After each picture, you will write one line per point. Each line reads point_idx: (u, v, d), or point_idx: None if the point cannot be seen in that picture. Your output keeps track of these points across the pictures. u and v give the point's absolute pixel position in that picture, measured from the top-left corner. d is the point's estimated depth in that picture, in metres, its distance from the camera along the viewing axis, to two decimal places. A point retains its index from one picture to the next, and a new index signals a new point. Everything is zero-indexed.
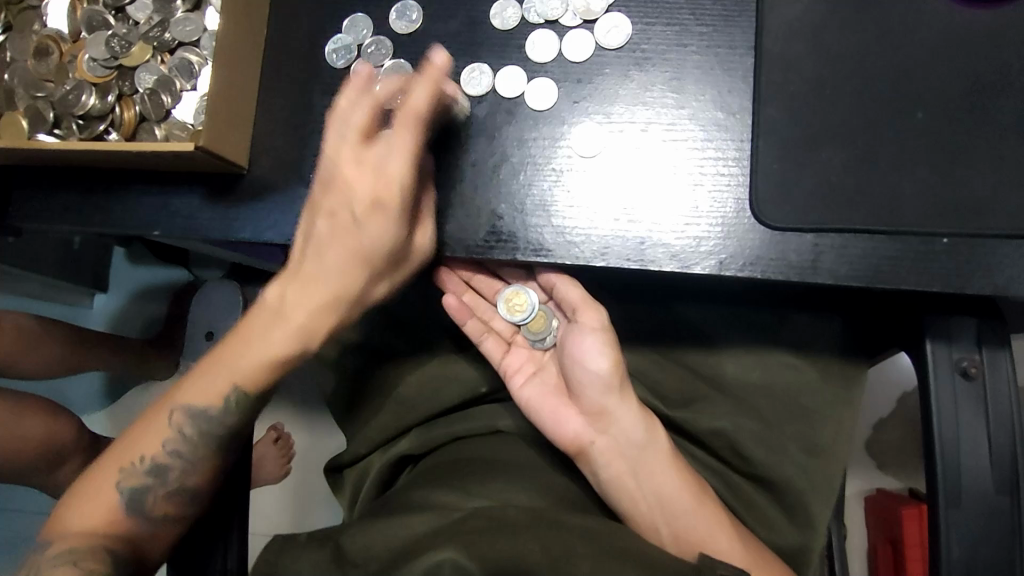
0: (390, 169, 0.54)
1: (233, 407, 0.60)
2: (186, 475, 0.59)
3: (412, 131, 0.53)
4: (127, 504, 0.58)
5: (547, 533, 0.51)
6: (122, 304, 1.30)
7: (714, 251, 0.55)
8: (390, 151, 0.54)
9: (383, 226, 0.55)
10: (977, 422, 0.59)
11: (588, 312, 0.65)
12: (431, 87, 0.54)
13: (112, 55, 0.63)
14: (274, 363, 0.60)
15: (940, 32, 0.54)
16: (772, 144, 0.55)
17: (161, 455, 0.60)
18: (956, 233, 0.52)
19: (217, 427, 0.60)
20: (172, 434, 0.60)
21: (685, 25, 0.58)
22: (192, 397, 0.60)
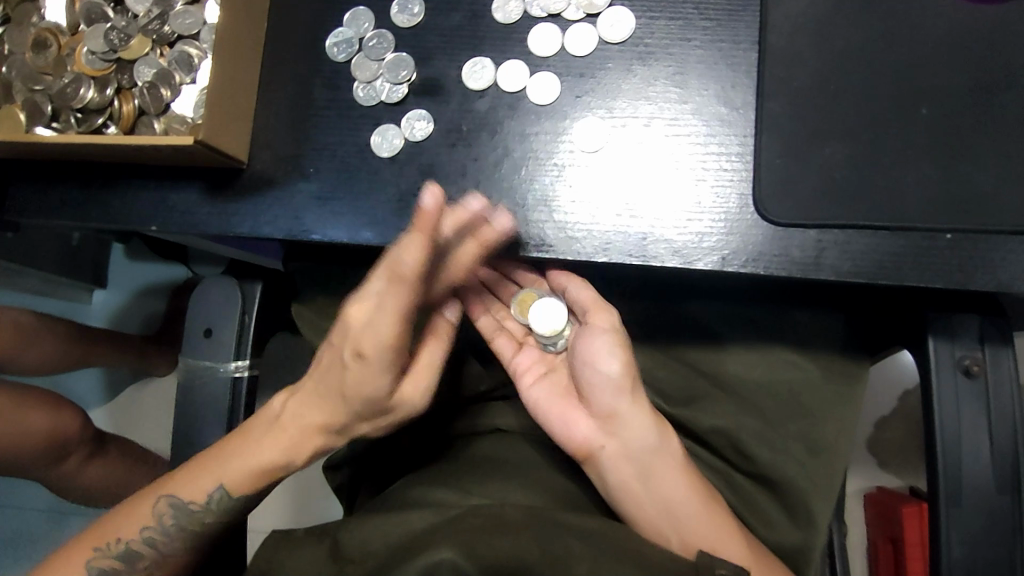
0: (375, 326, 0.50)
1: (213, 505, 0.59)
2: (157, 565, 0.60)
3: (400, 294, 0.49)
4: None
5: (546, 533, 0.50)
6: (122, 300, 1.30)
7: (717, 247, 0.55)
8: (375, 315, 0.50)
9: (365, 377, 0.52)
10: (978, 421, 0.58)
11: (599, 313, 0.64)
12: (422, 251, 0.47)
13: (112, 48, 0.62)
14: (262, 472, 0.59)
15: (945, 26, 0.54)
16: (775, 139, 0.55)
17: (135, 544, 0.59)
18: (959, 229, 0.52)
19: (196, 523, 0.60)
20: (149, 525, 0.59)
21: (688, 19, 0.58)
22: (178, 489, 0.59)
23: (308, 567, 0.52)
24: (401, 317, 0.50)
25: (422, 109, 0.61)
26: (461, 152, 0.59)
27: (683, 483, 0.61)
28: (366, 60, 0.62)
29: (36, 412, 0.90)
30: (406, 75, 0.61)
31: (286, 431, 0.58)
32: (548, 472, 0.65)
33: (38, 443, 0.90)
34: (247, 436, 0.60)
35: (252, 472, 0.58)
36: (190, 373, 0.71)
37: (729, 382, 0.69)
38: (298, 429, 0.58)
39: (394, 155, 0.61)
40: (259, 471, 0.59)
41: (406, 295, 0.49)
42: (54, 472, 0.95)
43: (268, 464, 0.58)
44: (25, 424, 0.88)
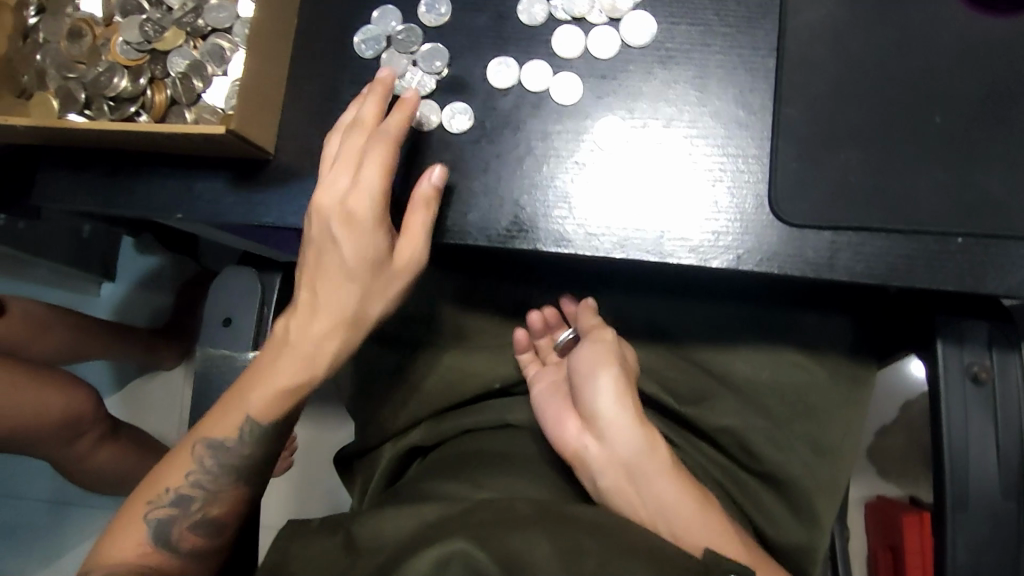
0: (363, 181, 0.56)
1: (248, 437, 0.60)
2: (208, 506, 0.60)
3: (366, 140, 0.57)
4: (155, 535, 0.59)
5: (558, 524, 0.51)
6: (131, 293, 1.30)
7: (733, 247, 0.56)
8: (361, 175, 0.56)
9: (359, 243, 0.57)
10: (985, 425, 0.60)
11: (606, 331, 0.68)
12: (379, 101, 0.58)
13: (146, 39, 0.64)
14: (281, 393, 0.60)
15: (958, 38, 0.56)
16: (792, 143, 0.57)
17: (185, 487, 0.60)
18: (971, 234, 0.53)
19: (238, 457, 0.60)
20: (193, 466, 0.60)
21: (709, 26, 0.59)
22: (211, 430, 0.60)
23: (323, 560, 0.53)
24: (390, 170, 0.56)
25: (463, 103, 0.62)
26: (485, 148, 0.61)
27: (673, 484, 0.59)
28: (395, 56, 0.64)
29: (48, 398, 0.90)
30: (440, 66, 0.62)
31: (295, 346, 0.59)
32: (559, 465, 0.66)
33: (47, 427, 0.90)
34: (265, 365, 0.61)
35: (274, 392, 0.59)
36: (209, 362, 0.72)
37: (739, 383, 0.70)
38: (309, 343, 0.60)
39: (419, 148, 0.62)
40: (283, 392, 0.59)
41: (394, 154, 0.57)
42: (66, 456, 0.97)
43: (288, 380, 0.59)
44: (37, 409, 0.89)
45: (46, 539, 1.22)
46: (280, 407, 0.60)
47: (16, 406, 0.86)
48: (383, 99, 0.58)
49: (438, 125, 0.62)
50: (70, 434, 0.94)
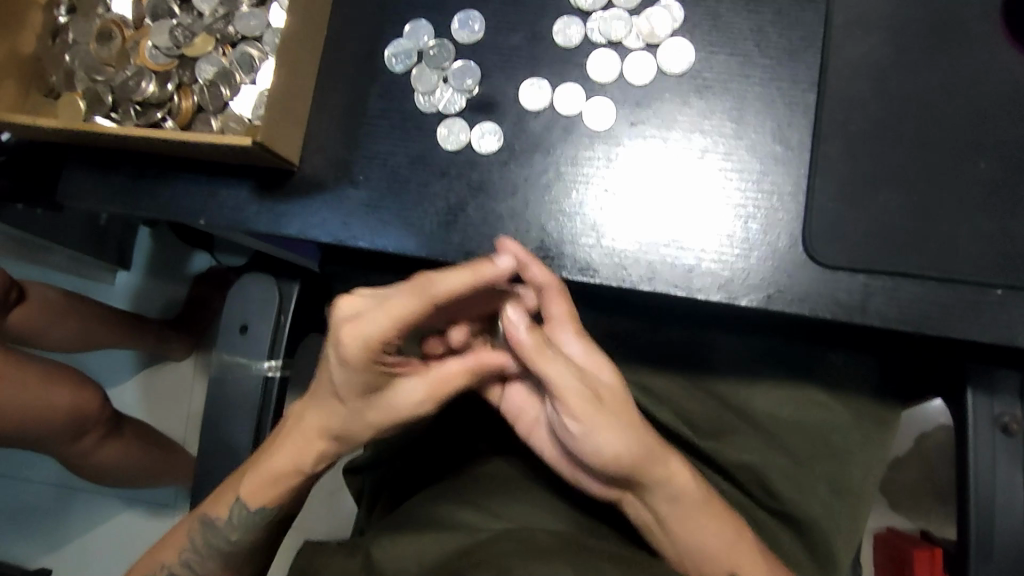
0: (365, 319, 0.49)
1: (236, 521, 0.62)
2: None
3: (412, 297, 0.48)
4: None
5: (579, 557, 0.51)
6: (144, 283, 1.30)
7: (762, 285, 0.55)
8: (370, 310, 0.49)
9: (354, 380, 0.52)
10: (1013, 477, 0.58)
11: (587, 410, 0.55)
12: (468, 280, 0.49)
13: (176, 44, 0.63)
14: (276, 479, 0.61)
15: (1009, 82, 0.54)
16: (829, 181, 0.55)
17: (177, 566, 0.64)
18: (1011, 285, 0.52)
19: (222, 542, 0.63)
20: (184, 546, 0.64)
21: (749, 56, 0.58)
22: (208, 507, 0.63)
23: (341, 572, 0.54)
24: (401, 327, 0.49)
25: (493, 123, 0.61)
26: (513, 171, 0.60)
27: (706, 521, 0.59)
28: (426, 71, 0.63)
29: (55, 392, 0.89)
30: (471, 85, 0.61)
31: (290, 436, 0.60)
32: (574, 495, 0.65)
33: (52, 423, 0.90)
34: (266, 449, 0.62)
35: (264, 480, 0.61)
36: (223, 368, 0.71)
37: (759, 418, 0.69)
38: (303, 434, 0.60)
39: (445, 168, 0.61)
40: (271, 479, 0.60)
41: (414, 310, 0.48)
42: (71, 452, 0.97)
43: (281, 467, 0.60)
44: (44, 402, 0.88)
45: (48, 524, 1.22)
46: (269, 498, 0.61)
47: (26, 398, 0.86)
48: (472, 282, 0.49)
49: (467, 145, 0.61)
50: (76, 429, 0.94)
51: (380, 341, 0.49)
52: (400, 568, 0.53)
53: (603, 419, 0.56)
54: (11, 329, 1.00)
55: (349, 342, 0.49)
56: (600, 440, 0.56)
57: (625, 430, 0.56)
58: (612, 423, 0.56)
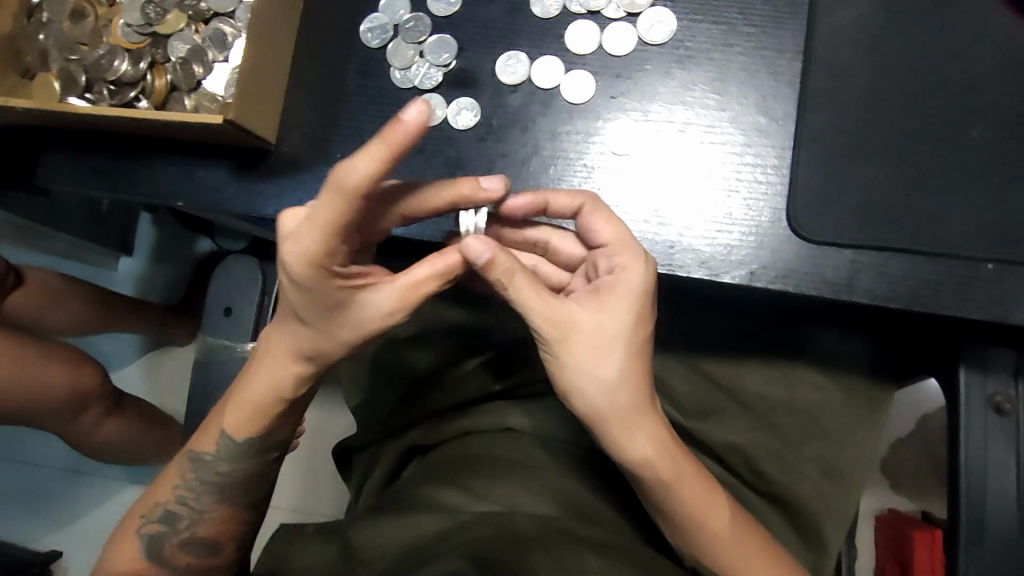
0: (299, 234, 0.45)
1: (225, 455, 0.58)
2: (197, 524, 0.59)
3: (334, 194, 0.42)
4: (147, 547, 0.59)
5: (557, 545, 0.51)
6: (146, 270, 1.28)
7: (745, 261, 0.53)
8: (302, 224, 0.44)
9: (309, 301, 0.49)
10: (1006, 456, 0.56)
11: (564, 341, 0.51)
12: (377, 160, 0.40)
13: (147, 21, 0.62)
14: (260, 411, 0.57)
15: (1000, 48, 0.52)
16: (814, 153, 0.53)
17: (172, 504, 0.60)
18: (1001, 259, 0.50)
19: (216, 475, 0.59)
20: (177, 482, 0.59)
21: (732, 24, 0.56)
22: (195, 443, 0.59)
23: (318, 566, 0.53)
24: (335, 229, 0.43)
25: (470, 98, 0.59)
26: (491, 146, 0.58)
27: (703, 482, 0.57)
28: (402, 46, 0.61)
29: (47, 367, 0.88)
30: (447, 59, 0.60)
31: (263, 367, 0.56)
32: (565, 469, 0.64)
33: (48, 400, 0.89)
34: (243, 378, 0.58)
35: (247, 411, 0.57)
36: (208, 351, 0.71)
37: (749, 399, 0.68)
38: (278, 359, 0.55)
39: (421, 145, 0.59)
40: (252, 408, 0.57)
41: (347, 210, 0.42)
42: (72, 429, 0.97)
43: (258, 394, 0.56)
44: (39, 377, 0.87)
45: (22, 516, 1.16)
46: (254, 430, 0.57)
47: (23, 377, 0.85)
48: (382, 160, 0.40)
49: (443, 121, 0.59)
50: (74, 406, 0.94)
51: (322, 255, 0.45)
52: (379, 555, 0.53)
53: (577, 353, 0.52)
54: (12, 313, 0.99)
55: (291, 262, 0.46)
56: (570, 376, 0.52)
57: (607, 369, 0.52)
58: (590, 357, 0.52)
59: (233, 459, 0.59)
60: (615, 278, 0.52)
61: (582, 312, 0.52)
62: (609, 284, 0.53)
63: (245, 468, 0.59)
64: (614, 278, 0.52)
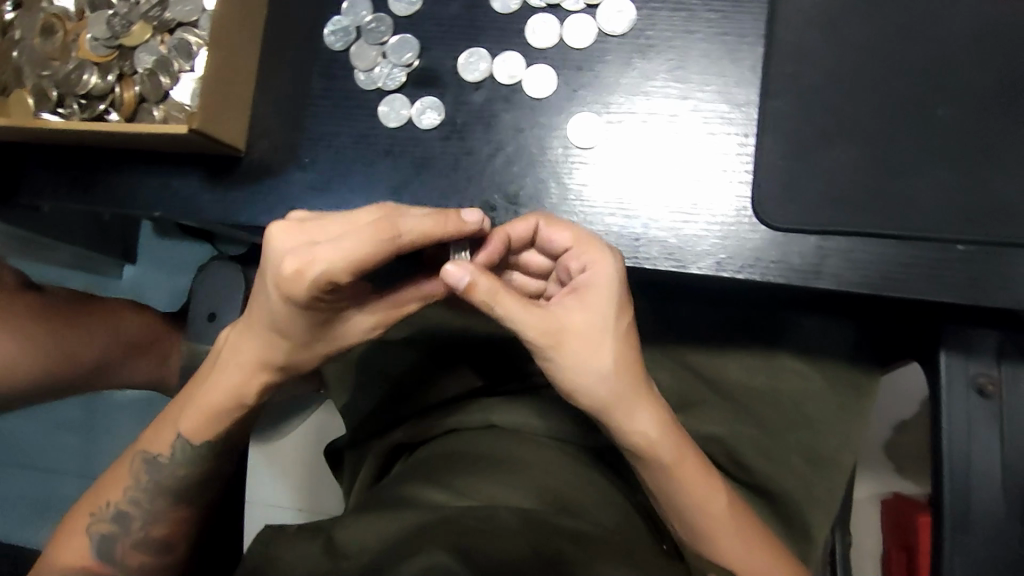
0: (319, 255, 0.46)
1: (179, 456, 0.59)
2: (150, 525, 0.60)
3: (373, 238, 0.45)
4: (97, 548, 0.59)
5: (539, 536, 0.51)
6: (152, 276, 1.17)
7: (712, 251, 0.53)
8: (324, 247, 0.46)
9: (291, 321, 0.51)
10: (990, 440, 0.55)
11: (554, 345, 0.51)
12: (431, 229, 0.47)
13: (113, 34, 0.63)
14: (213, 414, 0.58)
15: (966, 25, 0.51)
16: (779, 138, 0.52)
17: (123, 504, 0.60)
18: (972, 241, 0.49)
19: (170, 479, 0.60)
20: (131, 482, 0.60)
21: (693, 10, 0.55)
22: (150, 443, 0.60)
23: (303, 563, 0.53)
24: (355, 266, 0.46)
25: (435, 97, 0.59)
26: (455, 145, 0.58)
27: (701, 468, 0.57)
28: (365, 47, 0.61)
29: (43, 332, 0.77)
30: (410, 58, 0.60)
31: (224, 365, 0.57)
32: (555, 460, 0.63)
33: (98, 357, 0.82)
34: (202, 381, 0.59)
35: (201, 415, 0.58)
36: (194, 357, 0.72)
37: (730, 389, 0.67)
38: (239, 366, 0.57)
39: (387, 147, 0.60)
40: (209, 412, 0.58)
41: (373, 250, 0.46)
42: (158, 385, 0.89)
43: (216, 400, 0.58)
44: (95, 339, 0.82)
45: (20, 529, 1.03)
46: (210, 435, 0.59)
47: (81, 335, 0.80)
48: (435, 234, 0.47)
49: (408, 120, 0.59)
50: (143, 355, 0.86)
51: (330, 280, 0.47)
52: (363, 549, 0.52)
53: (572, 352, 0.51)
54: None
55: (292, 282, 0.47)
56: (570, 374, 0.52)
57: (599, 360, 0.52)
58: (582, 352, 0.51)
59: (191, 461, 0.60)
60: (589, 272, 0.52)
61: (568, 313, 0.52)
62: (585, 280, 0.52)
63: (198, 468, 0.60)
64: (589, 274, 0.52)
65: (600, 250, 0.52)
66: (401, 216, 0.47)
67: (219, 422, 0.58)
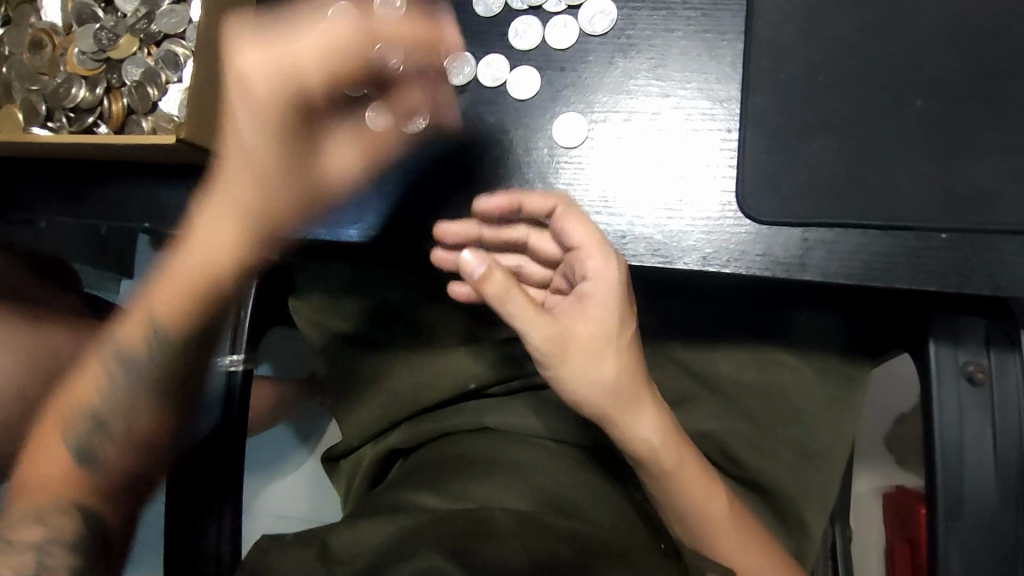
0: (299, 37, 0.51)
1: (154, 349, 0.58)
2: (129, 425, 0.57)
3: (348, 15, 0.52)
4: (78, 458, 0.55)
5: (531, 537, 0.50)
6: None
7: (698, 246, 0.53)
8: (304, 35, 0.51)
9: (269, 145, 0.54)
10: (981, 427, 0.55)
11: (556, 355, 0.54)
12: (410, 27, 0.55)
13: (101, 48, 0.64)
14: (205, 277, 0.58)
15: (941, 15, 0.51)
16: (761, 133, 0.53)
17: (99, 410, 0.57)
18: (955, 229, 0.49)
19: (151, 375, 0.58)
20: (105, 380, 0.58)
21: (672, 9, 0.56)
22: (117, 340, 0.59)
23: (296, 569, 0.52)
24: (337, 67, 0.52)
25: None
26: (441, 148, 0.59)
27: (695, 469, 0.58)
28: None
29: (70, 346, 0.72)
30: None
31: (198, 244, 0.57)
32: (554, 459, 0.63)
33: None
34: (167, 271, 0.58)
35: (177, 296, 0.58)
36: None
37: (721, 383, 0.67)
38: (211, 236, 0.57)
39: None
40: (191, 294, 0.58)
41: (346, 42, 0.52)
42: None
43: (193, 273, 0.58)
44: None
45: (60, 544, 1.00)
46: (183, 330, 0.58)
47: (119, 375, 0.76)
48: (409, 48, 0.56)
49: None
50: None
51: (311, 76, 0.52)
52: (357, 553, 0.51)
53: (575, 360, 0.55)
54: None
55: (257, 88, 0.52)
56: (569, 382, 0.55)
57: (601, 371, 0.55)
58: (583, 361, 0.55)
59: (171, 355, 0.59)
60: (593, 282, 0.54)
61: (574, 323, 0.55)
62: (588, 291, 0.54)
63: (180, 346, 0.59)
64: (591, 281, 0.54)
65: (603, 259, 0.53)
66: (377, 44, 0.53)
67: (197, 310, 0.58)
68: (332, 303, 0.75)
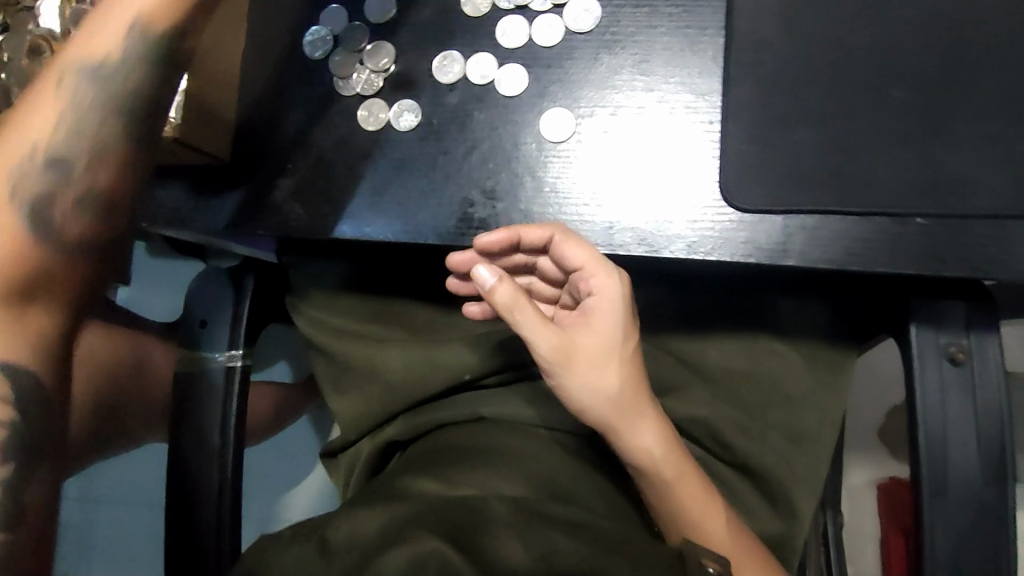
0: None
1: (103, 81, 0.54)
2: (94, 172, 0.54)
3: None
4: (30, 222, 0.52)
5: (529, 527, 0.50)
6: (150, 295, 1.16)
7: (684, 235, 0.55)
8: None
9: None
10: (963, 406, 0.57)
11: (562, 362, 0.56)
12: None
13: None
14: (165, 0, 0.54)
15: (912, 8, 0.53)
16: (742, 124, 0.55)
17: (50, 153, 0.52)
18: (931, 213, 0.51)
19: (98, 106, 0.53)
20: (56, 113, 0.53)
21: (654, 6, 0.57)
22: (73, 55, 0.53)
23: (295, 566, 0.50)
24: None
25: (412, 100, 0.61)
26: (432, 145, 0.60)
27: (690, 470, 0.58)
28: (342, 55, 0.63)
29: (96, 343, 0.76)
30: (386, 64, 0.62)
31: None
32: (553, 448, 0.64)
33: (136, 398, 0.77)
34: (96, 34, 0.54)
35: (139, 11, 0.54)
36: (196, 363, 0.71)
37: (711, 371, 0.69)
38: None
39: (368, 149, 0.61)
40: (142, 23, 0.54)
41: None
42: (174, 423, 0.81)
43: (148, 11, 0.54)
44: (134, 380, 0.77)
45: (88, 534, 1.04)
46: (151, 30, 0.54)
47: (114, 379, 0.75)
48: None
49: (386, 123, 0.61)
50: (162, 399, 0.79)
51: None
52: (354, 545, 0.50)
53: (580, 368, 0.56)
54: None
55: None
56: (573, 389, 0.57)
57: (606, 380, 0.56)
58: (588, 369, 0.57)
59: (141, 70, 0.54)
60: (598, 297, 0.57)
61: (580, 335, 0.57)
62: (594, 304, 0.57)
63: (151, 55, 0.55)
64: (598, 297, 0.57)
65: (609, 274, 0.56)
66: None
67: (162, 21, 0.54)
68: (333, 301, 0.78)
